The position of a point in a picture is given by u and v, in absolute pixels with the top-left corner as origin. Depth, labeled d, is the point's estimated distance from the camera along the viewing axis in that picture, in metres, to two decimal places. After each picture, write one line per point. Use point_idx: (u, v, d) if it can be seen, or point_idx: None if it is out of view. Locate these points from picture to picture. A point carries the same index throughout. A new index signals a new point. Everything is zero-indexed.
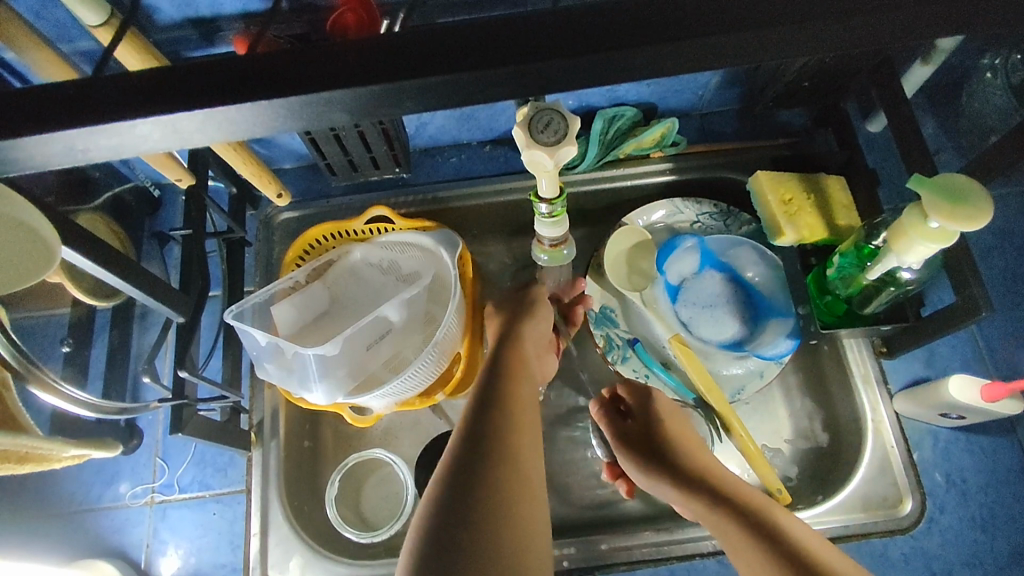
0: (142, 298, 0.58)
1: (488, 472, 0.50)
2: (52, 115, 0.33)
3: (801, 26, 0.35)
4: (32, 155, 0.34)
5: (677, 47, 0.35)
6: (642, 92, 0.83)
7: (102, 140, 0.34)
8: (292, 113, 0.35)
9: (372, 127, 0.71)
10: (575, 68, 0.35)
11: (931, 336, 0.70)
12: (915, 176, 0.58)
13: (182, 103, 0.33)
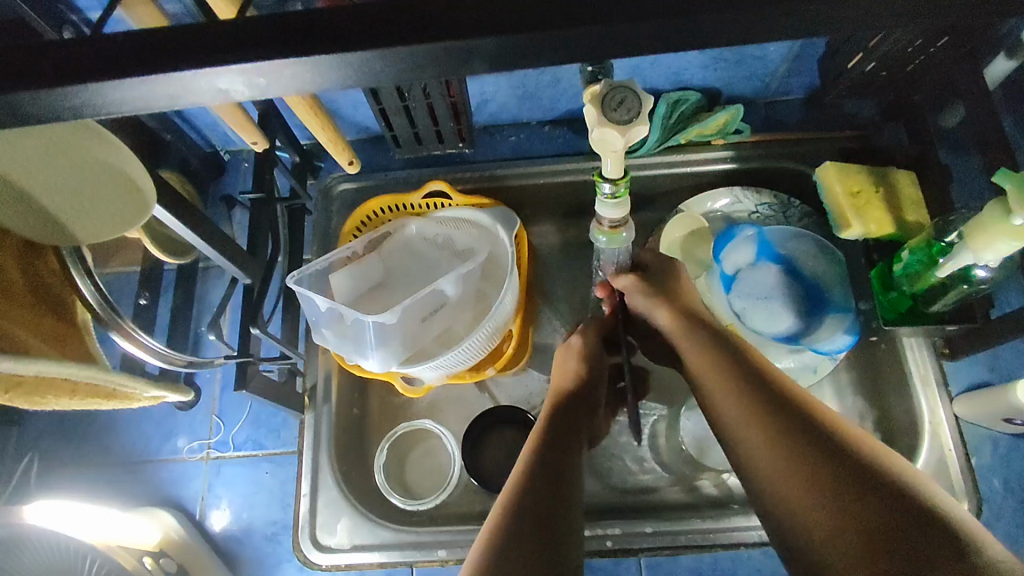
0: (214, 256, 0.60)
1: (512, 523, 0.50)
2: (130, 60, 0.31)
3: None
4: (134, 96, 0.32)
5: (806, 11, 0.32)
6: (709, 77, 0.82)
7: (255, 79, 0.31)
8: (392, 63, 0.32)
9: (441, 99, 0.71)
10: (694, 32, 0.33)
11: (1000, 338, 0.68)
12: (1002, 170, 0.56)
13: (267, 49, 0.31)
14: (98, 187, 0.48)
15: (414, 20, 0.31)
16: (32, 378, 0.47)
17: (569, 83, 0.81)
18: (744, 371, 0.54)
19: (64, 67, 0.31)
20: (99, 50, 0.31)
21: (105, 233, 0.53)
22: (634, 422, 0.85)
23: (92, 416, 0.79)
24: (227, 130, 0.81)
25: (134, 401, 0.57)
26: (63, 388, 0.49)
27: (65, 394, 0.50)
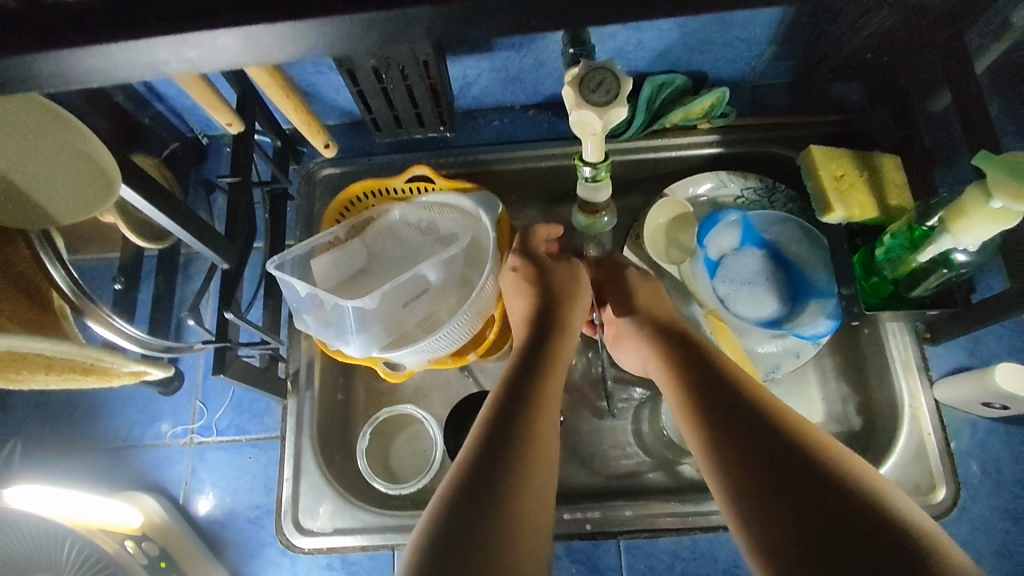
0: (190, 241, 0.60)
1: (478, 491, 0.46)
2: (70, 30, 0.30)
3: None
4: (64, 68, 0.31)
5: None
6: (694, 60, 0.81)
7: (186, 53, 0.30)
8: (336, 31, 0.30)
9: (420, 82, 0.70)
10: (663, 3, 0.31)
11: (980, 322, 0.68)
12: (982, 154, 0.55)
13: (203, 20, 0.29)
14: (66, 168, 0.47)
15: None
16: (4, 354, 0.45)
17: (553, 65, 0.80)
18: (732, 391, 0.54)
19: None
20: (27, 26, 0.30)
21: (78, 209, 0.51)
22: (618, 408, 0.85)
23: (74, 402, 0.79)
24: (205, 115, 0.80)
25: (114, 376, 0.56)
26: (39, 364, 0.48)
27: (41, 369, 0.49)
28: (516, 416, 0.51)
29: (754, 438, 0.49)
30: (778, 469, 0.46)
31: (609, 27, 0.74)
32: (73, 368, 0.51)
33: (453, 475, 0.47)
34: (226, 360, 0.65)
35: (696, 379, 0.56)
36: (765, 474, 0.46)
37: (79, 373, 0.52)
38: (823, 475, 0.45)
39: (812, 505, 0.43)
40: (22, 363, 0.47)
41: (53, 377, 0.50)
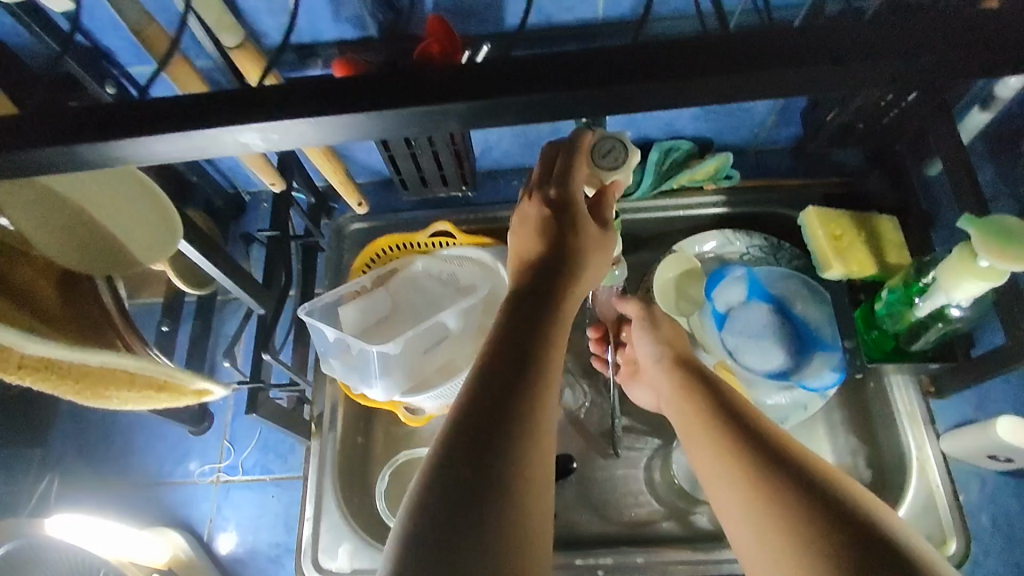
0: (235, 288, 0.66)
1: (478, 464, 0.44)
2: (163, 122, 0.35)
3: (890, 65, 0.34)
4: (150, 146, 0.36)
5: (760, 77, 0.34)
6: (700, 127, 0.88)
7: (255, 136, 0.36)
8: (386, 122, 0.36)
9: (446, 147, 0.77)
10: (661, 95, 0.35)
11: (979, 376, 0.70)
12: (966, 216, 0.59)
13: (272, 112, 0.35)
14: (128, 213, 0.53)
15: (398, 88, 0.35)
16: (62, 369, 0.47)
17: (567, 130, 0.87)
18: (744, 420, 0.58)
19: (88, 131, 0.36)
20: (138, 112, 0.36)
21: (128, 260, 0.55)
22: (629, 456, 0.88)
23: (110, 439, 0.83)
24: (248, 174, 0.87)
25: (181, 396, 0.58)
26: (120, 382, 0.52)
27: (124, 387, 0.53)
28: (513, 380, 0.47)
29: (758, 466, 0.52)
30: (781, 493, 0.50)
31: None
32: (149, 385, 0.55)
33: (449, 450, 0.44)
34: (258, 401, 0.69)
35: (706, 413, 0.60)
36: (774, 495, 0.50)
37: (154, 391, 0.55)
38: (827, 501, 0.48)
39: (814, 527, 0.46)
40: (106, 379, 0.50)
41: (133, 394, 0.53)
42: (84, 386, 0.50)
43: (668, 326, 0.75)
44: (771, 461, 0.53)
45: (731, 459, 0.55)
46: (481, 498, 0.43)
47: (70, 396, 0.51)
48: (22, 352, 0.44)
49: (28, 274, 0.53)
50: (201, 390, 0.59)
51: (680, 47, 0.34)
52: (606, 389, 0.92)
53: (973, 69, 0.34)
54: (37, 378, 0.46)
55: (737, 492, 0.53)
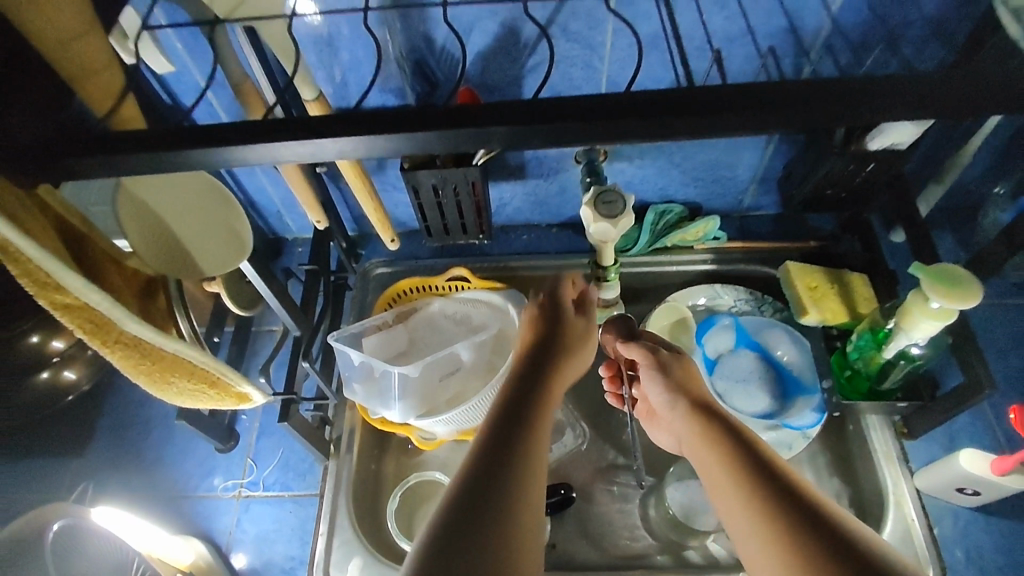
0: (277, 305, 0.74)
1: (491, 513, 0.47)
2: (248, 136, 0.43)
3: (828, 113, 0.44)
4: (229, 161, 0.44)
5: (726, 120, 0.43)
6: (689, 193, 0.99)
7: (322, 152, 0.44)
8: (426, 142, 0.44)
9: (467, 198, 0.88)
10: (650, 131, 0.44)
11: (944, 414, 0.77)
12: (916, 264, 0.69)
13: (337, 129, 0.43)
14: (210, 226, 0.65)
15: (439, 116, 0.44)
16: (141, 352, 0.49)
17: (572, 191, 0.99)
18: (771, 474, 0.50)
19: (184, 141, 0.43)
20: (230, 133, 0.43)
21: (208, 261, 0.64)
22: (626, 492, 0.94)
23: (144, 453, 0.90)
24: (290, 220, 0.98)
25: (221, 398, 0.60)
26: (182, 371, 0.54)
27: (185, 376, 0.54)
28: (506, 441, 0.51)
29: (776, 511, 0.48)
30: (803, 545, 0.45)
31: (620, 164, 0.93)
32: (203, 378, 0.56)
33: (447, 505, 0.47)
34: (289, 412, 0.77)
35: (729, 462, 0.53)
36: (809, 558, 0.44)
37: (205, 387, 0.57)
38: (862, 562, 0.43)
39: None
40: (172, 367, 0.52)
41: (191, 384, 0.55)
42: (153, 368, 0.52)
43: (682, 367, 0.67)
44: (792, 503, 0.48)
45: (760, 519, 0.48)
46: (472, 550, 0.45)
47: (137, 378, 0.53)
48: (120, 329, 0.47)
49: (113, 275, 0.54)
50: (245, 395, 0.61)
51: (655, 97, 0.44)
52: (604, 428, 0.99)
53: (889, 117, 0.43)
54: (117, 352, 0.49)
55: (771, 558, 0.46)
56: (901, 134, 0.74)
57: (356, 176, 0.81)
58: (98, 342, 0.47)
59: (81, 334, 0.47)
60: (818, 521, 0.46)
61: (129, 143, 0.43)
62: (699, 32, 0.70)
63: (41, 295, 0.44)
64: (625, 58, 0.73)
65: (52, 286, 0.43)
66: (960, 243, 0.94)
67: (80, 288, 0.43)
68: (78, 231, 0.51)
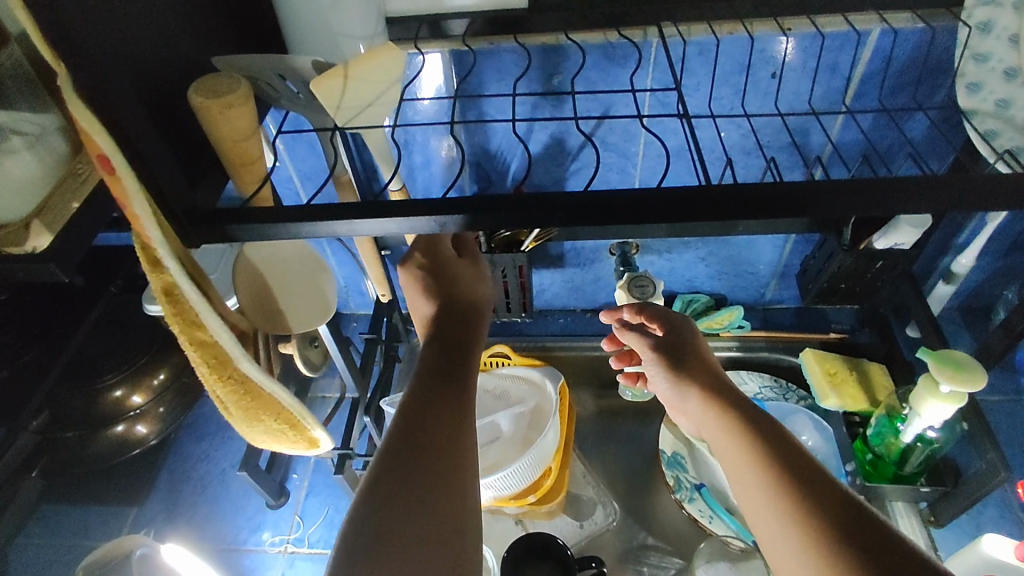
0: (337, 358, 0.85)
1: (425, 501, 0.55)
2: (345, 212, 0.52)
3: (833, 206, 0.51)
4: (326, 233, 0.53)
5: (744, 207, 0.51)
6: (715, 285, 1.08)
7: (404, 227, 0.53)
8: (490, 221, 0.53)
9: (514, 280, 0.98)
10: (678, 216, 0.52)
11: (967, 500, 0.80)
12: (924, 349, 0.75)
13: (419, 208, 0.52)
14: (307, 291, 0.75)
15: (500, 201, 0.53)
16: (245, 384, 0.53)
17: (607, 280, 1.09)
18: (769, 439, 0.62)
19: (296, 215, 0.52)
20: (336, 208, 0.53)
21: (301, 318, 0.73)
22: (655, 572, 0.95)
23: (199, 505, 0.97)
24: (353, 294, 1.10)
25: (295, 441, 0.60)
26: (275, 412, 0.56)
27: (274, 418, 0.56)
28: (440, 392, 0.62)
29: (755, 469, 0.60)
30: (797, 496, 0.56)
31: (650, 256, 1.03)
32: (287, 419, 0.57)
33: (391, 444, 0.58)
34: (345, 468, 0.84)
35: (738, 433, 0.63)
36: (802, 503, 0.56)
37: (288, 429, 0.58)
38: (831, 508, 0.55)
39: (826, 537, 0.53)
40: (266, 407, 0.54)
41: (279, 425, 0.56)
42: (251, 405, 0.54)
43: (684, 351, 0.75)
44: (787, 468, 0.59)
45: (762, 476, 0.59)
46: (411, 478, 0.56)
47: (231, 410, 0.55)
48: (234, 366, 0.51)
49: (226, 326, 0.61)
50: (316, 440, 0.61)
51: (690, 195, 0.52)
52: (633, 507, 1.01)
53: (884, 209, 0.51)
54: (227, 386, 0.52)
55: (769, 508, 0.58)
56: (899, 235, 0.83)
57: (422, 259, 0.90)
58: (215, 374, 0.52)
59: (202, 367, 0.51)
60: (795, 478, 0.58)
61: (256, 215, 0.52)
62: (717, 145, 0.82)
63: (183, 329, 0.50)
64: (655, 164, 0.85)
65: (196, 322, 0.50)
66: (975, 339, 0.99)
67: (214, 324, 0.49)
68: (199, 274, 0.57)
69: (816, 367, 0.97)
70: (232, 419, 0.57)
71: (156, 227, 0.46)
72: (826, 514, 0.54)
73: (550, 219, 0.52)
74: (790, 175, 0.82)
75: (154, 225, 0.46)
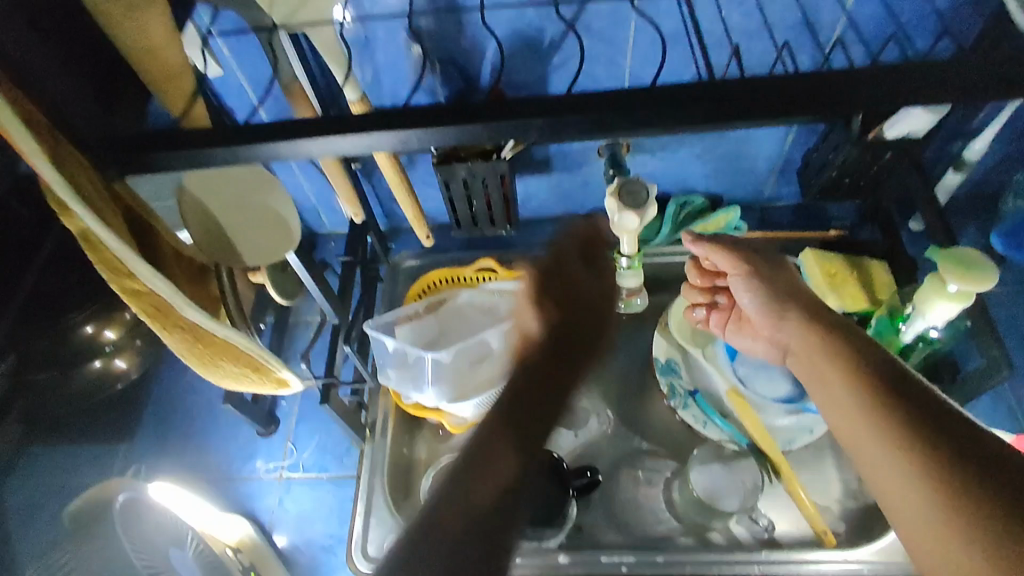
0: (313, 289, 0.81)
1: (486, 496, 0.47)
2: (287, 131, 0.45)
3: (851, 100, 0.45)
4: (270, 156, 0.46)
5: (749, 105, 0.45)
6: (710, 184, 1.02)
7: (358, 145, 0.46)
8: (457, 133, 0.46)
9: (496, 189, 0.91)
10: (673, 118, 0.45)
11: (963, 396, 0.79)
12: (932, 249, 0.71)
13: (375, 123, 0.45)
14: (269, 224, 0.70)
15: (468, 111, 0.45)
16: (189, 327, 0.49)
17: (596, 184, 1.02)
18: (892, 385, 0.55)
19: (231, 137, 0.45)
20: (278, 126, 0.45)
21: (269, 251, 0.69)
22: (650, 476, 0.95)
23: (189, 437, 0.95)
24: (328, 214, 1.03)
25: (262, 382, 0.58)
26: (230, 355, 0.53)
27: (231, 360, 0.53)
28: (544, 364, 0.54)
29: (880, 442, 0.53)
30: (916, 442, 0.51)
31: (642, 157, 0.96)
32: (246, 364, 0.54)
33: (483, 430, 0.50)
34: (331, 396, 0.82)
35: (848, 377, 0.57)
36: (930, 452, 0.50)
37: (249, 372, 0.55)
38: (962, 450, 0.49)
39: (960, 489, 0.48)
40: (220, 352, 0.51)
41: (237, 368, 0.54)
42: (206, 350, 0.52)
43: (781, 276, 0.68)
44: (917, 417, 0.52)
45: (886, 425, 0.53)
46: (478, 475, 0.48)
47: (186, 357, 0.53)
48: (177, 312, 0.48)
49: (166, 261, 0.57)
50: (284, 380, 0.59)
51: (688, 92, 0.45)
52: (627, 414, 1.01)
53: (909, 100, 0.45)
54: (176, 335, 0.50)
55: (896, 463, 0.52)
56: (915, 121, 0.76)
57: (396, 174, 0.85)
58: (160, 324, 0.50)
59: (147, 318, 0.49)
60: (915, 425, 0.52)
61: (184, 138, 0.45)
62: (717, 28, 0.72)
63: (114, 280, 0.46)
64: (648, 52, 0.76)
65: (127, 272, 0.45)
66: (982, 230, 0.95)
67: (142, 272, 0.44)
68: (130, 205, 0.53)
69: (817, 268, 0.93)
70: (190, 362, 0.55)
71: (51, 169, 0.40)
72: (945, 456, 0.50)
73: (526, 130, 0.46)
74: (796, 59, 0.73)
75: (48, 171, 0.39)
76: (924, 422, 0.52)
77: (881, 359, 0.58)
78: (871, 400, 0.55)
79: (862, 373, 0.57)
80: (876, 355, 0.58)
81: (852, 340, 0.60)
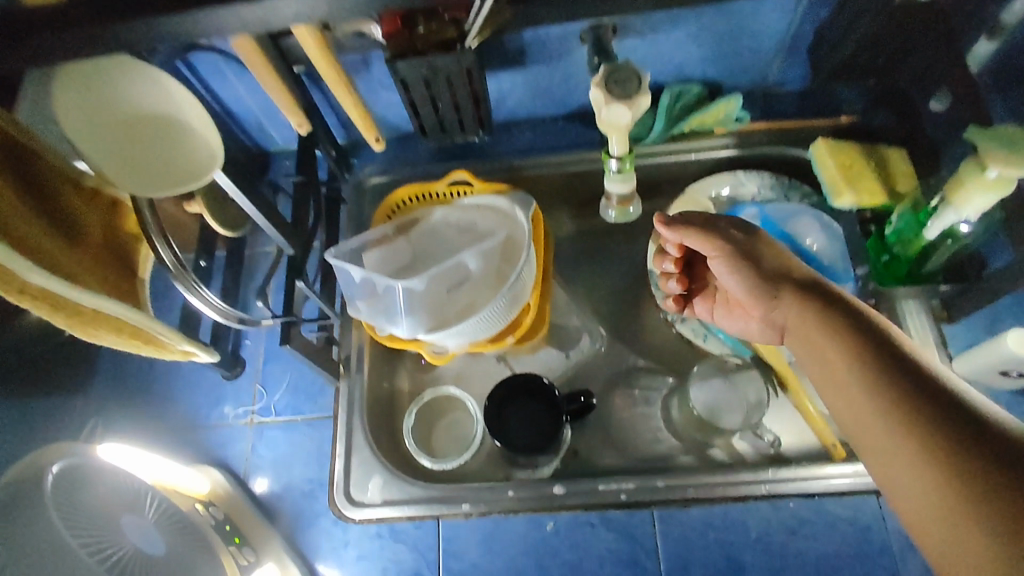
0: (258, 216, 0.70)
1: None
2: None
3: None
4: None
5: None
6: (708, 70, 0.88)
7: None
8: None
9: (463, 85, 0.78)
10: None
11: (989, 294, 0.72)
12: (973, 128, 0.62)
13: None
14: (190, 151, 0.66)
15: None
16: (93, 311, 0.60)
17: (579, 77, 0.89)
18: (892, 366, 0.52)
19: None
20: None
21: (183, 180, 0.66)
22: (647, 394, 0.89)
23: (149, 385, 0.88)
24: (275, 129, 0.90)
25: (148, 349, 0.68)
26: (108, 325, 0.62)
27: (110, 330, 0.62)
28: None
29: (879, 427, 0.50)
30: (912, 422, 0.48)
31: (631, 40, 0.82)
32: (132, 336, 0.65)
33: None
34: (291, 334, 0.74)
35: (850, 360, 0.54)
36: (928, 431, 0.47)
37: (131, 341, 0.65)
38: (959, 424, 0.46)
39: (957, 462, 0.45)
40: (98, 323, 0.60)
41: (115, 339, 0.63)
42: (78, 319, 0.60)
43: (765, 250, 0.65)
44: (911, 398, 0.49)
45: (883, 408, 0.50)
46: None
47: (64, 328, 0.61)
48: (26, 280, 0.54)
49: (83, 212, 0.66)
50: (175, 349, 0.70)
51: None
52: (621, 330, 0.93)
53: None
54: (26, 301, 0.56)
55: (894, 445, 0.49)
56: None
57: (320, 50, 0.72)
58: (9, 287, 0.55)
59: None
60: (912, 404, 0.49)
61: None
62: None
63: None
64: None
65: None
66: None
67: None
68: (32, 151, 0.60)
69: (829, 162, 0.84)
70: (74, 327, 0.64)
71: None
72: (940, 433, 0.46)
73: None
74: None
75: None
76: (918, 397, 0.49)
77: (875, 336, 0.54)
78: (870, 381, 0.52)
79: (863, 350, 0.53)
80: (870, 329, 0.55)
81: (853, 319, 0.56)
